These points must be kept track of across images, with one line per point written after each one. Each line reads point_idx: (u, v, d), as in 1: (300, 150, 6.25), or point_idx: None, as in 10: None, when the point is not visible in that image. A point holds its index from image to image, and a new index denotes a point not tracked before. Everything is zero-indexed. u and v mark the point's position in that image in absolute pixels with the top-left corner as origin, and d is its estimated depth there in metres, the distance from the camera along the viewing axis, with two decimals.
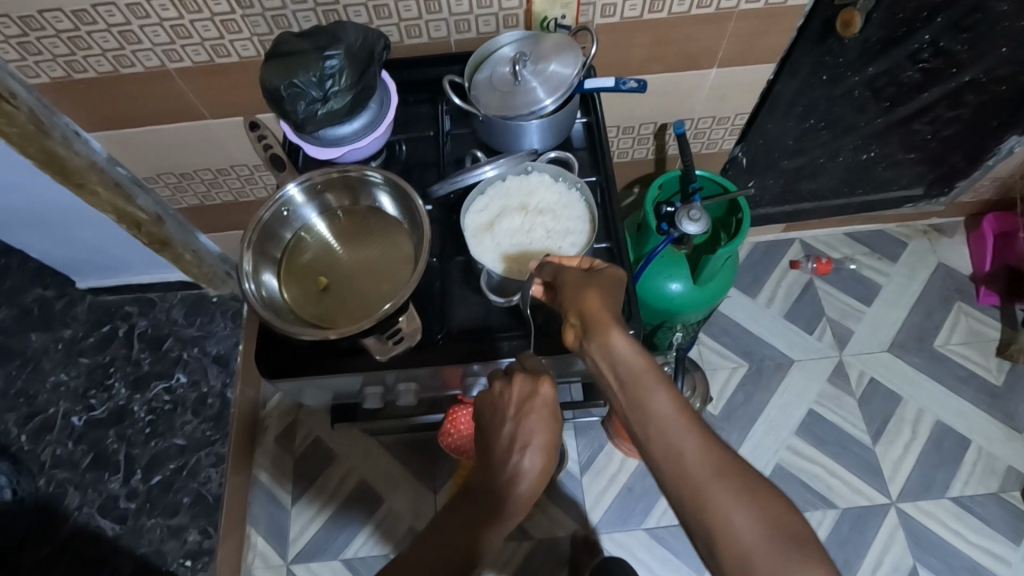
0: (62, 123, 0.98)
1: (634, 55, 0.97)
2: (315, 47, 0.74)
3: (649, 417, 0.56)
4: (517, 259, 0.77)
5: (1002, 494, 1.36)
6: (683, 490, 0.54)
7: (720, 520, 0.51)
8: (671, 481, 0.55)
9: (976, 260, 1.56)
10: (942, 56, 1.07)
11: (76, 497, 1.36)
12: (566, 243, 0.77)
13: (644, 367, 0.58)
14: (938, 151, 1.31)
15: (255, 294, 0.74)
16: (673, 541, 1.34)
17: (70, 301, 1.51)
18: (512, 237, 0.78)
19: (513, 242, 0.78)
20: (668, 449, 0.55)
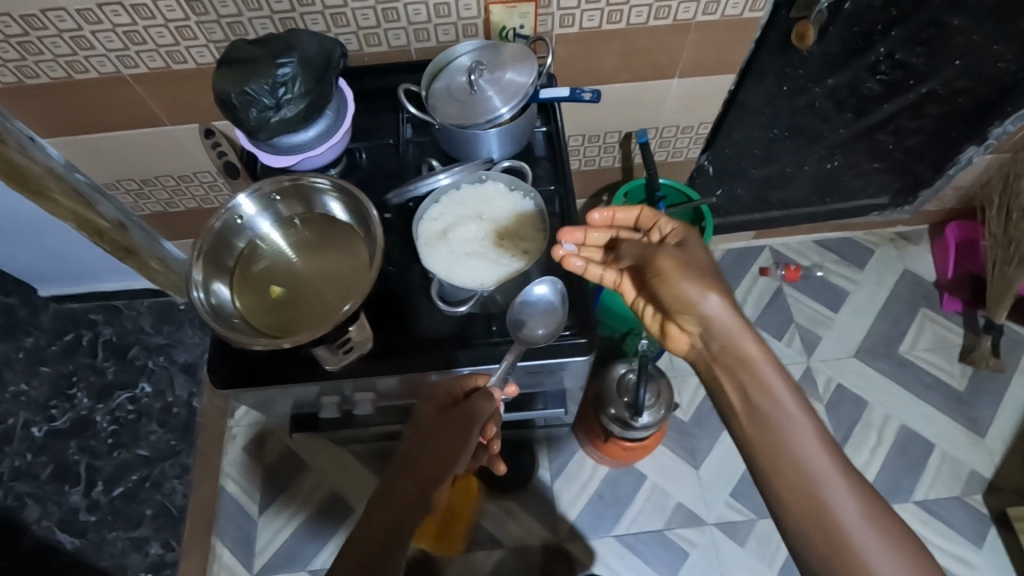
0: (16, 129, 0.96)
1: (597, 65, 0.98)
2: (268, 54, 0.73)
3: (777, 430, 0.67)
4: (469, 268, 0.76)
5: (965, 497, 1.38)
6: (782, 470, 0.65)
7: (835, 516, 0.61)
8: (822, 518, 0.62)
9: (940, 267, 1.59)
10: (899, 68, 1.09)
11: (34, 510, 1.32)
12: (519, 252, 0.77)
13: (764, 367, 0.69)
14: (901, 161, 1.34)
15: (205, 302, 0.72)
16: (643, 548, 1.34)
17: (32, 308, 1.48)
18: (465, 249, 0.77)
19: (466, 251, 0.77)
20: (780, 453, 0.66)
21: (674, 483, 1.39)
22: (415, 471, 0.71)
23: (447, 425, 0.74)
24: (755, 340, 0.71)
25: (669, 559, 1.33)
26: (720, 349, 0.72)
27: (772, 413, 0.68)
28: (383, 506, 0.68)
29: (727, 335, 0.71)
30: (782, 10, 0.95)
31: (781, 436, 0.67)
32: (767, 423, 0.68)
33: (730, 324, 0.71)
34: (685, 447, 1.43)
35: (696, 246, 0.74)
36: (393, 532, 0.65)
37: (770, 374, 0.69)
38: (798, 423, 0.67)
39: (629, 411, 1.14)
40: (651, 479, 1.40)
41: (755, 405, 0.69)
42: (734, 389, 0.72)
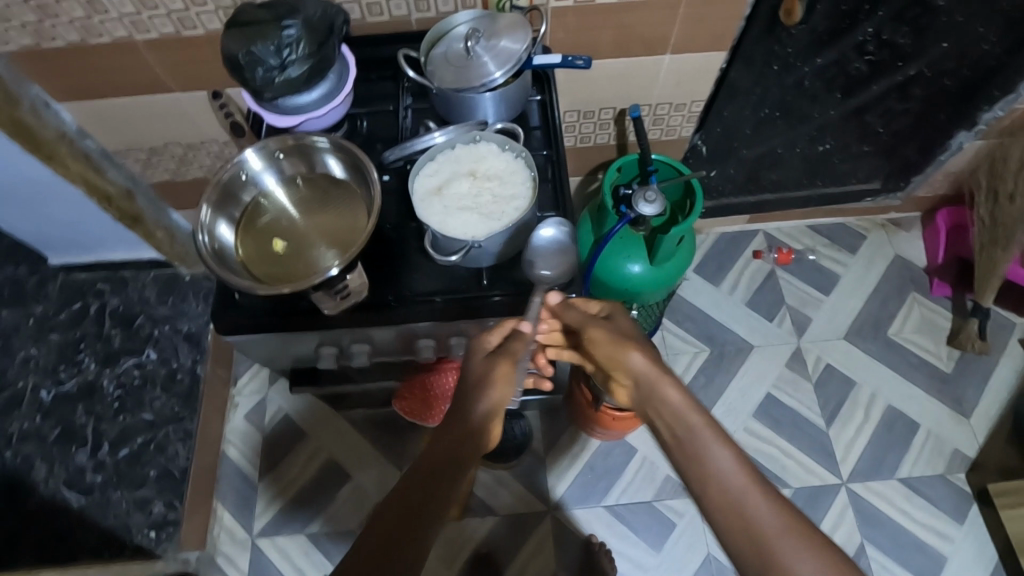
0: (31, 92, 1.00)
1: (593, 40, 1.01)
2: (273, 18, 0.77)
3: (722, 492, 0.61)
4: (460, 219, 0.79)
5: (948, 474, 1.41)
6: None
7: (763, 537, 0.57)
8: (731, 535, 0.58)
9: (930, 252, 1.62)
10: (886, 48, 1.12)
11: (42, 470, 1.36)
12: (510, 208, 0.79)
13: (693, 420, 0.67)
14: (891, 144, 1.36)
15: (209, 246, 0.77)
16: (631, 518, 1.38)
17: (42, 278, 1.52)
18: (461, 202, 0.80)
19: (460, 202, 0.80)
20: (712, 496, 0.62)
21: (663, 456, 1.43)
22: (464, 411, 0.71)
23: (488, 372, 0.74)
24: (741, 457, 0.62)
25: (657, 528, 1.37)
26: (715, 478, 0.61)
27: (778, 536, 0.56)
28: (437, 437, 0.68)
29: (712, 453, 0.63)
30: None
31: (790, 559, 0.55)
32: (778, 549, 0.55)
33: (712, 439, 0.64)
34: None
35: (637, 353, 0.74)
36: (446, 467, 0.65)
37: (769, 492, 0.60)
38: (820, 545, 0.55)
39: None
40: (641, 452, 1.43)
41: (760, 529, 0.57)
42: (740, 522, 0.58)
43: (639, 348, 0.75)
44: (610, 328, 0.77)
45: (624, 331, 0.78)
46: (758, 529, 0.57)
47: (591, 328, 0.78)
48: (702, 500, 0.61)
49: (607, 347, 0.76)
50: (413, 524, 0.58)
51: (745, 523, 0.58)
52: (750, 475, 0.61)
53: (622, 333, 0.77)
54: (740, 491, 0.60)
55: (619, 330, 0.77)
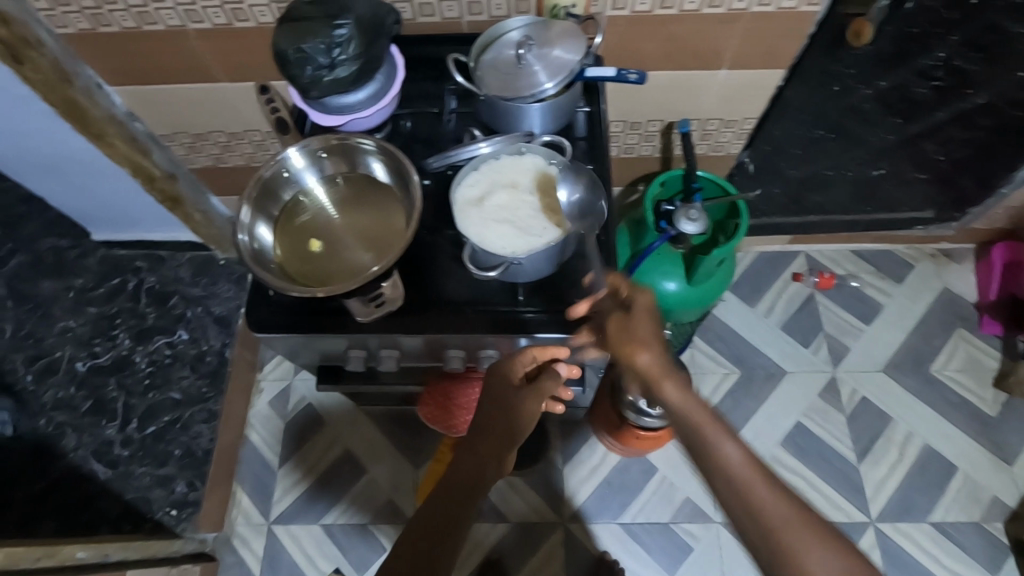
0: (85, 74, 1.01)
1: (646, 51, 0.98)
2: (325, 15, 0.76)
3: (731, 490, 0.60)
4: (498, 233, 0.76)
5: (984, 523, 1.35)
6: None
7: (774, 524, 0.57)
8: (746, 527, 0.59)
9: (982, 288, 1.55)
10: (955, 75, 1.06)
11: (71, 439, 1.39)
12: (550, 225, 0.77)
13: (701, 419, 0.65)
14: (949, 173, 1.30)
15: (248, 245, 0.76)
16: (646, 538, 1.35)
17: (83, 251, 1.55)
18: (503, 231, 0.76)
19: (498, 217, 0.78)
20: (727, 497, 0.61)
21: (682, 477, 1.39)
22: (486, 440, 0.75)
23: (514, 405, 0.76)
24: (747, 449, 0.62)
25: (672, 551, 1.34)
26: (725, 471, 0.61)
27: (789, 530, 0.57)
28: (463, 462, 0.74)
29: (721, 446, 0.62)
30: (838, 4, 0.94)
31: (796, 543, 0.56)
32: (782, 532, 0.57)
33: (717, 433, 0.64)
34: None
35: (648, 353, 0.71)
36: (460, 498, 0.71)
37: (774, 486, 0.60)
38: (826, 539, 0.56)
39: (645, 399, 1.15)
40: (661, 472, 1.40)
41: (768, 520, 0.58)
42: (751, 517, 0.58)
43: (653, 344, 0.71)
44: (631, 326, 0.72)
45: (641, 325, 0.72)
46: (768, 521, 0.58)
47: (613, 325, 0.73)
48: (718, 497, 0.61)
49: (621, 342, 0.72)
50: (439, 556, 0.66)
51: (755, 515, 0.58)
52: (756, 468, 0.61)
53: (641, 327, 0.72)
54: (747, 487, 0.60)
55: (638, 325, 0.72)
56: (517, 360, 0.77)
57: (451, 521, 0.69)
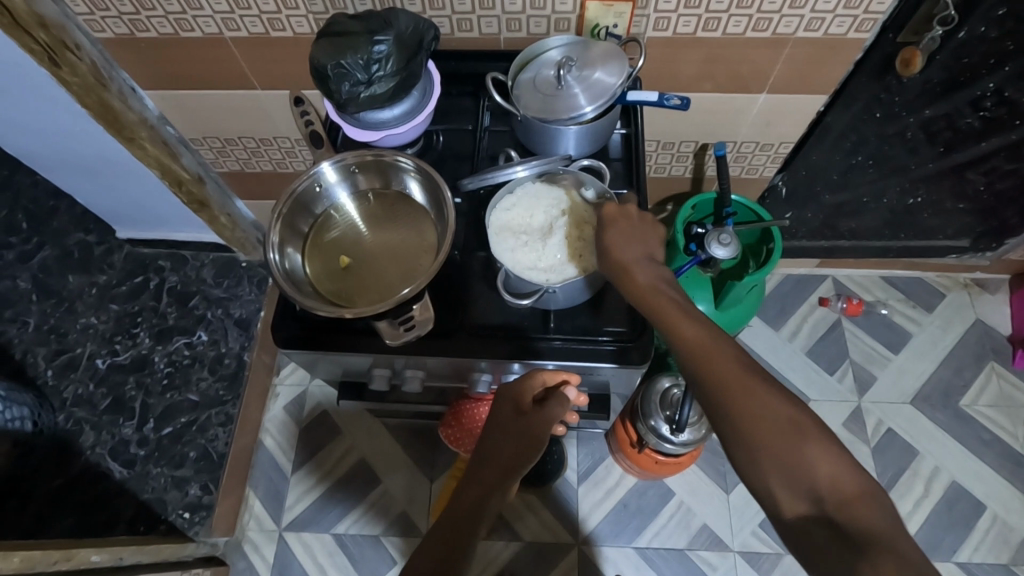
0: (120, 78, 1.01)
1: (685, 73, 0.96)
2: (366, 31, 0.75)
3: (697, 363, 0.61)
4: (536, 257, 0.78)
5: (1013, 566, 1.30)
6: (759, 441, 0.56)
7: (743, 388, 0.58)
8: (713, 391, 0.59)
9: (1017, 321, 1.50)
10: (1004, 106, 1.03)
11: (89, 437, 1.39)
12: (587, 254, 0.78)
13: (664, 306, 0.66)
14: (991, 205, 1.26)
15: (279, 264, 0.75)
16: (662, 564, 1.32)
17: (108, 248, 1.55)
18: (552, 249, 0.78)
19: (537, 240, 0.79)
20: (694, 364, 0.61)
21: (701, 503, 1.37)
22: (493, 466, 0.71)
23: (524, 432, 0.73)
24: (706, 323, 0.63)
25: None
26: (684, 345, 0.62)
27: (728, 382, 0.59)
28: (468, 487, 0.70)
29: (680, 324, 0.64)
30: (889, 33, 0.92)
31: (764, 404, 0.57)
32: (750, 391, 0.58)
33: (680, 317, 0.65)
34: (717, 469, 1.40)
35: (628, 245, 0.72)
36: (466, 524, 0.66)
37: (730, 348, 0.61)
38: (770, 392, 0.57)
39: (667, 425, 1.13)
40: (678, 496, 1.38)
41: (719, 379, 0.59)
42: (703, 379, 0.60)
43: (634, 238, 0.73)
44: (617, 221, 0.74)
45: (625, 222, 0.74)
46: (717, 380, 0.59)
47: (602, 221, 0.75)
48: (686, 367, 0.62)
49: (612, 239, 0.72)
50: None
51: (707, 377, 0.60)
52: (713, 338, 0.62)
53: (626, 227, 0.73)
54: (700, 355, 0.61)
55: (622, 222, 0.74)
56: (526, 383, 0.76)
57: (455, 541, 0.64)
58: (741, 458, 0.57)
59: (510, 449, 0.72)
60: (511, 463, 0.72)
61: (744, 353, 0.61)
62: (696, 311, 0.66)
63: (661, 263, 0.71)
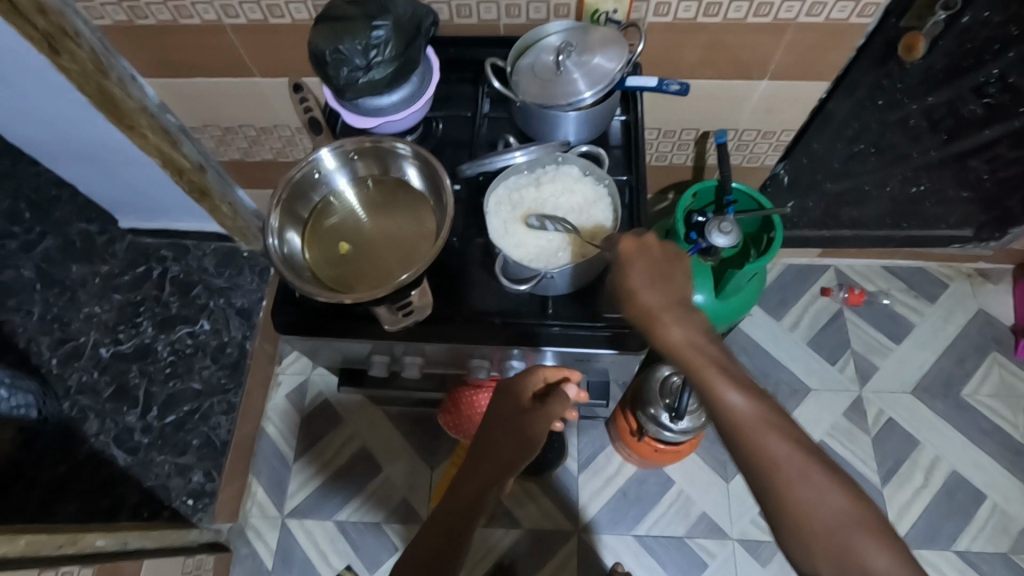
0: (120, 65, 1.01)
1: (685, 60, 0.96)
2: (363, 15, 0.75)
3: (739, 441, 0.60)
4: (519, 236, 0.79)
5: (1011, 554, 1.31)
6: (807, 530, 0.56)
7: (784, 476, 0.57)
8: (756, 472, 0.59)
9: (1019, 311, 1.50)
10: (1008, 93, 1.02)
11: (93, 425, 1.40)
12: (569, 244, 0.78)
13: (702, 367, 0.64)
14: (995, 193, 1.25)
15: (277, 248, 0.76)
16: (661, 552, 1.33)
17: (111, 238, 1.56)
18: (542, 229, 0.79)
19: (521, 221, 0.80)
20: (740, 443, 0.60)
21: (700, 492, 1.37)
22: (493, 460, 0.74)
23: (524, 429, 0.76)
24: (749, 394, 0.61)
25: (685, 566, 1.32)
26: (729, 418, 0.61)
27: (772, 469, 0.58)
28: (466, 479, 0.73)
29: (724, 392, 0.62)
30: (892, 18, 0.91)
31: (812, 495, 0.56)
32: (793, 482, 0.57)
33: (720, 381, 0.62)
34: (717, 458, 1.40)
35: (651, 291, 0.69)
36: (464, 511, 0.69)
37: (779, 428, 0.59)
38: (825, 480, 0.57)
39: (667, 413, 1.13)
40: (678, 485, 1.38)
41: (773, 464, 0.58)
42: (752, 458, 0.59)
43: (657, 283, 0.70)
44: (639, 263, 0.71)
45: (648, 262, 0.71)
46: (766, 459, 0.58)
47: (622, 257, 0.72)
48: (732, 443, 0.61)
49: (637, 279, 0.70)
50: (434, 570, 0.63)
51: (756, 459, 0.58)
52: (763, 414, 0.60)
53: (649, 267, 0.71)
54: (748, 433, 0.59)
55: (644, 262, 0.71)
56: (528, 379, 0.78)
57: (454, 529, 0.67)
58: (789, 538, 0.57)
59: (505, 444, 0.76)
60: (507, 458, 0.75)
61: (798, 433, 0.59)
62: (737, 372, 0.64)
63: (692, 307, 0.69)
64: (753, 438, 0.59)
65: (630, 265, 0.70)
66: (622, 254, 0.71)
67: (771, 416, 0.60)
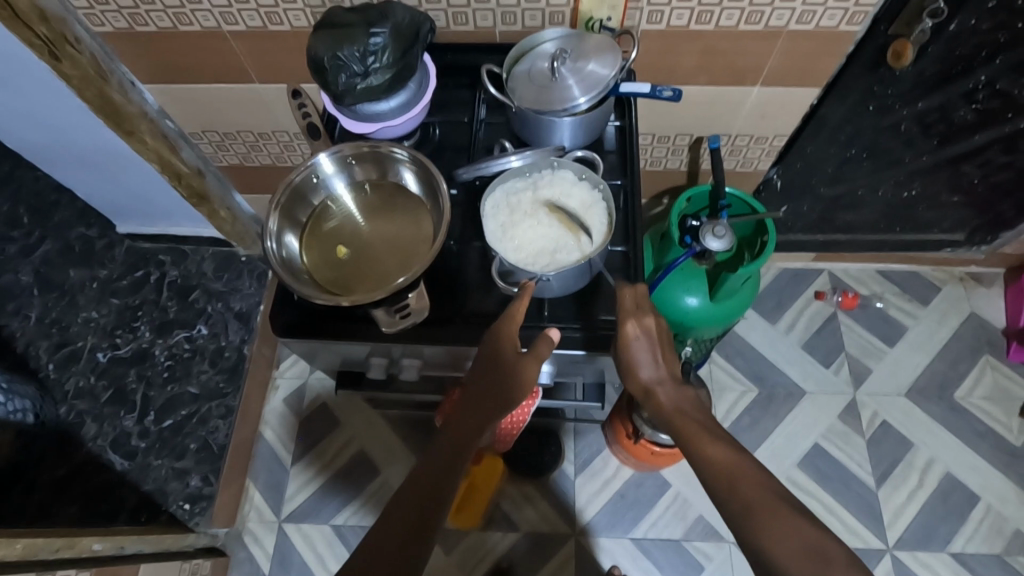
0: (120, 71, 1.03)
1: (679, 66, 0.97)
2: (362, 23, 0.76)
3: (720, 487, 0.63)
4: (516, 242, 0.80)
5: (1006, 556, 1.32)
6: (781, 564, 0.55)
7: (756, 513, 0.59)
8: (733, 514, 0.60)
9: (1012, 314, 1.51)
10: (997, 98, 1.05)
11: (91, 429, 1.40)
12: (565, 252, 0.79)
13: (690, 430, 0.70)
14: (986, 197, 1.26)
15: (276, 251, 0.77)
16: (657, 554, 1.34)
17: (109, 243, 1.56)
18: (539, 236, 0.80)
19: (518, 226, 0.81)
20: (719, 488, 0.63)
21: (697, 494, 1.38)
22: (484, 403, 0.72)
23: (509, 371, 0.72)
24: (729, 447, 0.66)
25: (682, 568, 1.32)
26: (709, 467, 0.65)
27: (745, 508, 0.59)
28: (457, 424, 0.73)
29: (708, 447, 0.67)
30: (881, 25, 0.93)
31: (782, 528, 0.57)
32: (761, 516, 0.58)
33: (705, 439, 0.68)
34: None
35: (648, 367, 0.76)
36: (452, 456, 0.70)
37: (756, 475, 0.62)
38: (799, 514, 0.58)
39: None
40: (675, 488, 1.39)
41: (747, 504, 0.60)
42: (731, 500, 0.61)
43: (655, 361, 0.76)
44: (639, 343, 0.76)
45: (648, 343, 0.76)
46: (744, 495, 0.60)
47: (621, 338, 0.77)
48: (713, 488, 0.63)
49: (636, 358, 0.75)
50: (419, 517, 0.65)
51: (734, 500, 0.61)
52: (742, 463, 0.64)
53: (646, 346, 0.76)
54: (726, 477, 0.63)
55: (644, 344, 0.76)
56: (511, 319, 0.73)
57: (436, 488, 0.67)
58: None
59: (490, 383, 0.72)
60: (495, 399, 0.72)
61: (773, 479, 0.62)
62: (722, 433, 0.68)
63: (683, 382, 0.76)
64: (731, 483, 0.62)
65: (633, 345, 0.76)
66: (623, 335, 0.76)
67: (749, 466, 0.63)
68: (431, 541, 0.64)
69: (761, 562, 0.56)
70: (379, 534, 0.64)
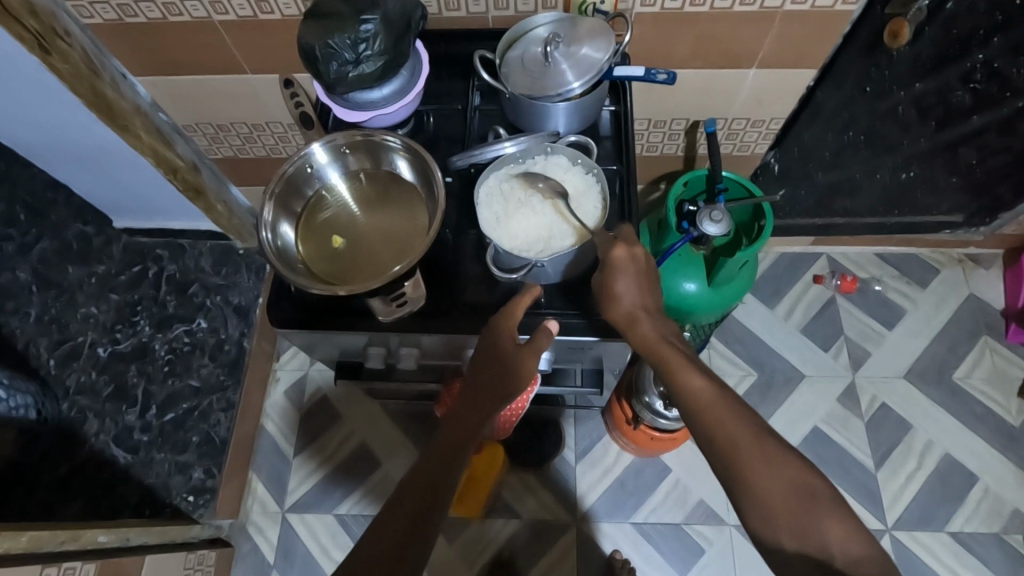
0: (111, 65, 1.03)
1: (674, 50, 0.96)
2: (353, 11, 0.76)
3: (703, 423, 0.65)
4: (510, 225, 0.80)
5: (1004, 535, 1.33)
6: (767, 506, 0.59)
7: (742, 455, 0.61)
8: (716, 449, 0.63)
9: (1010, 295, 1.51)
10: (993, 79, 1.03)
11: (93, 425, 1.40)
12: (559, 233, 0.79)
13: (674, 362, 0.69)
14: (982, 181, 1.24)
15: (271, 242, 0.77)
16: (658, 539, 1.35)
17: (106, 239, 1.56)
18: (532, 219, 0.80)
19: (511, 210, 0.80)
20: (703, 424, 0.65)
21: (697, 479, 1.39)
22: (482, 397, 0.72)
23: (509, 366, 0.72)
24: (711, 380, 0.67)
25: (683, 553, 1.33)
26: (693, 402, 0.66)
27: (731, 449, 0.62)
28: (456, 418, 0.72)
29: (691, 383, 0.67)
30: (877, 5, 0.92)
31: (765, 469, 0.60)
32: (746, 458, 0.61)
33: (686, 369, 0.68)
34: None
35: (632, 291, 0.73)
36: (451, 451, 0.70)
37: (742, 416, 0.64)
38: (785, 460, 0.60)
39: (661, 401, 1.13)
40: (675, 473, 1.39)
41: (731, 443, 0.62)
42: (716, 442, 0.64)
43: (642, 287, 0.73)
44: (626, 269, 0.73)
45: (636, 269, 0.73)
46: (730, 446, 0.62)
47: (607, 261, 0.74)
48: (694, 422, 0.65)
49: (621, 285, 0.73)
50: (419, 515, 0.65)
51: (717, 439, 0.63)
52: (724, 398, 0.65)
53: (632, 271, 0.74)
54: (710, 415, 0.64)
55: (632, 270, 0.73)
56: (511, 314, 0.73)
57: (437, 484, 0.67)
58: (760, 537, 0.59)
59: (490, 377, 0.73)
60: (495, 391, 0.73)
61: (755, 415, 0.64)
62: (704, 364, 0.69)
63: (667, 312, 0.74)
64: (714, 422, 0.64)
65: (622, 271, 0.73)
66: (610, 258, 0.73)
67: (730, 401, 0.65)
68: (431, 537, 0.64)
69: (751, 504, 0.60)
70: (382, 527, 0.65)
